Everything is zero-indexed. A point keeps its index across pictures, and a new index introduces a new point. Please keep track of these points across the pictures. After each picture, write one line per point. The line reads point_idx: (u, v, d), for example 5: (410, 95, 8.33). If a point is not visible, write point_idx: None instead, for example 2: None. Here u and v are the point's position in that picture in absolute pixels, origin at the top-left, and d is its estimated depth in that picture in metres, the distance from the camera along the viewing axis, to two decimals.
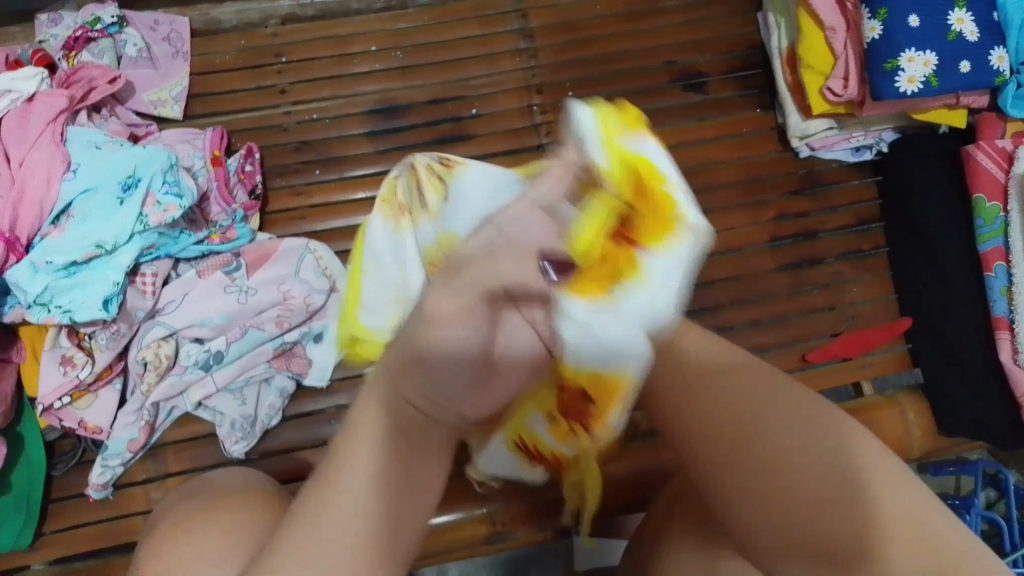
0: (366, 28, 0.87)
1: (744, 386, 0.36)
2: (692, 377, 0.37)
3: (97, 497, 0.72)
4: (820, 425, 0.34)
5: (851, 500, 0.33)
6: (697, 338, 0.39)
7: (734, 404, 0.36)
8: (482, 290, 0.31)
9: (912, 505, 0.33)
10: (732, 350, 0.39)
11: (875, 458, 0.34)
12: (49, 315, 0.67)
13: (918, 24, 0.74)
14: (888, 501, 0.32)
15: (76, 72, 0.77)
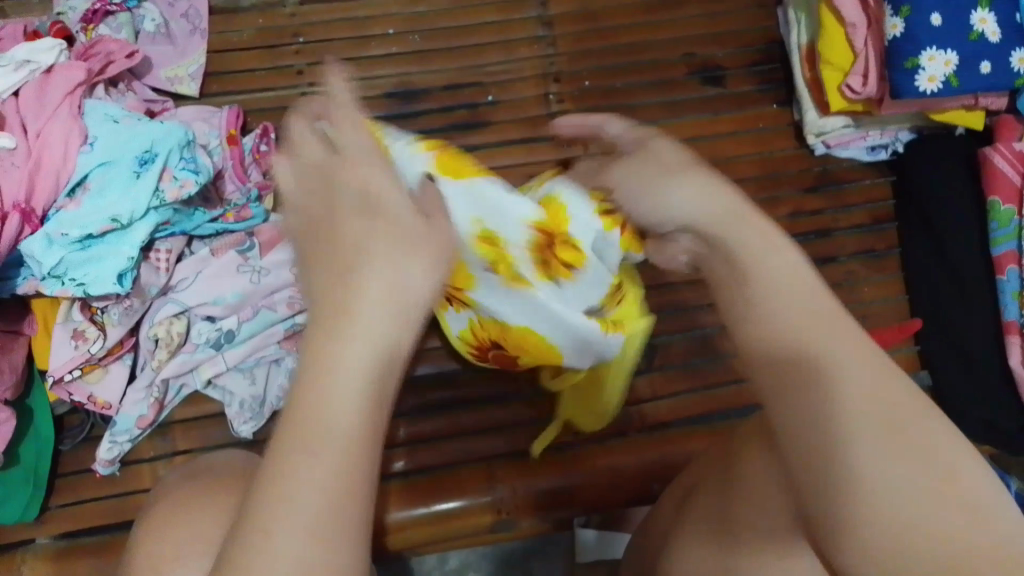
0: (385, 11, 0.87)
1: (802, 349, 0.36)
2: (770, 328, 0.38)
3: (104, 472, 0.71)
4: (845, 386, 0.35)
5: (859, 473, 0.33)
6: (775, 287, 0.38)
7: (796, 339, 0.37)
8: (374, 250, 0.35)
9: (930, 479, 0.32)
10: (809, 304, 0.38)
11: (911, 424, 0.34)
12: (63, 287, 0.68)
13: (940, 22, 0.74)
14: (886, 464, 0.33)
15: (94, 45, 0.77)
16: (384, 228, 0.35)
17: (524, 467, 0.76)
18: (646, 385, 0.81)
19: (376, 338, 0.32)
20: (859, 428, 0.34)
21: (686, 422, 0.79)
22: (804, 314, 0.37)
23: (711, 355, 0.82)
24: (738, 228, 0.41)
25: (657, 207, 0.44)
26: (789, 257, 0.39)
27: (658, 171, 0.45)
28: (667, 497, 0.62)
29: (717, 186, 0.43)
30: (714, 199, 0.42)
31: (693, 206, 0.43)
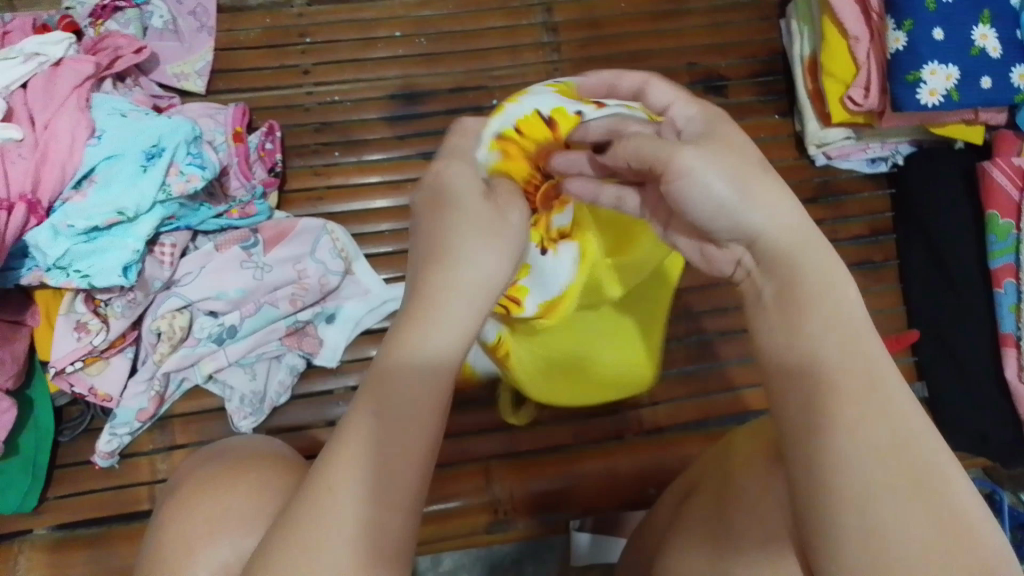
0: (391, 13, 0.88)
1: (820, 373, 0.36)
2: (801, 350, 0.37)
3: (103, 465, 0.72)
4: (854, 409, 0.35)
5: (859, 501, 0.34)
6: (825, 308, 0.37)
7: (821, 360, 0.36)
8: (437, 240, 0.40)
9: (927, 521, 0.33)
10: (855, 331, 0.37)
11: (920, 466, 0.34)
12: (67, 279, 0.68)
13: (942, 37, 0.75)
14: (869, 497, 0.34)
15: (103, 40, 0.78)
16: (462, 214, 0.40)
17: (520, 468, 0.76)
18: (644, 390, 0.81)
19: (435, 337, 0.37)
20: (867, 457, 0.34)
21: (682, 427, 0.80)
22: (840, 338, 0.37)
23: (708, 361, 0.82)
24: (806, 252, 0.39)
25: (726, 205, 0.39)
26: (838, 284, 0.38)
27: (735, 175, 0.39)
28: (663, 503, 0.63)
29: (784, 198, 0.39)
30: (788, 211, 0.39)
31: (779, 220, 0.39)
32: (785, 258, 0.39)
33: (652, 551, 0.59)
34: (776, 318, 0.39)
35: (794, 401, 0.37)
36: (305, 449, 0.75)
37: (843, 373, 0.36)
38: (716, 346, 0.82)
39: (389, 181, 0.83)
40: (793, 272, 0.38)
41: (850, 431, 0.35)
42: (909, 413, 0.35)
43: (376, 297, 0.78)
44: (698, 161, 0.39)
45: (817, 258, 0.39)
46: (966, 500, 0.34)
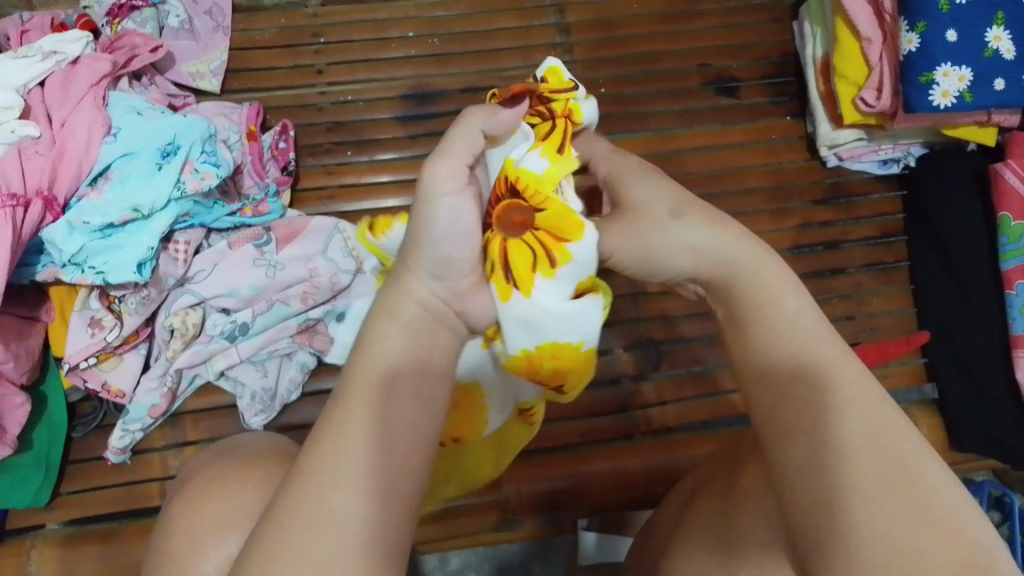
0: (405, 14, 0.88)
1: (798, 371, 0.37)
2: (781, 353, 0.38)
3: (115, 461, 0.72)
4: (829, 403, 0.35)
5: (839, 495, 0.33)
6: (785, 310, 0.39)
7: (803, 359, 0.37)
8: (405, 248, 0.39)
9: (907, 507, 0.32)
10: (823, 335, 0.38)
11: (893, 453, 0.34)
12: (83, 275, 0.68)
13: (955, 38, 0.75)
14: (856, 483, 0.33)
15: (119, 39, 0.79)
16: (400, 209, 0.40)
17: (529, 467, 0.76)
18: (653, 390, 0.81)
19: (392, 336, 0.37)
20: (839, 450, 0.34)
21: (692, 428, 0.80)
22: (793, 341, 0.38)
23: (717, 361, 0.82)
24: (766, 268, 0.41)
25: (649, 259, 0.43)
26: (784, 292, 0.40)
27: (650, 220, 0.43)
28: (670, 502, 0.63)
29: (713, 224, 0.42)
30: (708, 229, 0.42)
31: (680, 252, 0.42)
32: (728, 275, 0.41)
33: (657, 549, 0.59)
34: (735, 337, 0.41)
35: (766, 410, 0.38)
36: None
37: (800, 376, 0.37)
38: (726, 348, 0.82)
39: (401, 180, 0.83)
40: (736, 290, 0.41)
41: (828, 425, 0.35)
42: (873, 404, 0.35)
43: None
44: (625, 239, 0.43)
45: (749, 259, 0.41)
46: (941, 480, 0.34)
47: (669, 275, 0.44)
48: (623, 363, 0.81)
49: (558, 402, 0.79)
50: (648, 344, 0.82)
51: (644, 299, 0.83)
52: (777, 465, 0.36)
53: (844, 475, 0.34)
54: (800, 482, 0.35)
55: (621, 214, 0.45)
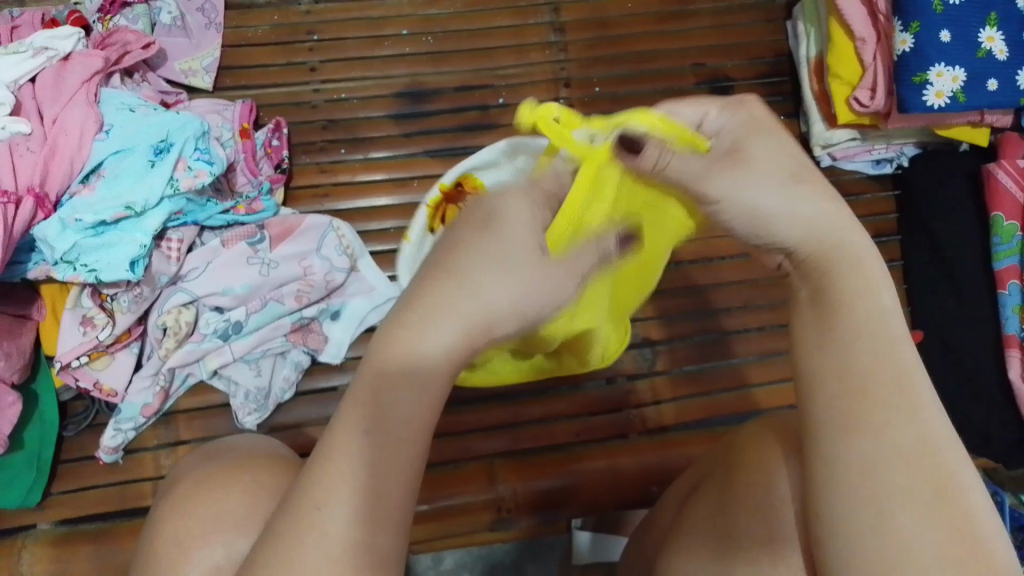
0: (399, 12, 0.88)
1: (855, 380, 0.36)
2: (834, 357, 0.37)
3: (107, 460, 0.72)
4: (878, 414, 0.35)
5: (859, 503, 0.34)
6: (862, 311, 0.37)
7: (862, 366, 0.36)
8: (473, 245, 0.38)
9: (939, 521, 0.33)
10: (893, 345, 0.36)
11: (939, 474, 0.34)
12: (74, 273, 0.68)
13: (949, 39, 0.75)
14: (877, 499, 0.34)
15: (112, 35, 0.79)
16: (481, 241, 0.38)
17: (522, 467, 0.76)
18: (646, 389, 0.80)
19: (445, 337, 0.36)
20: (887, 462, 0.34)
21: (683, 428, 0.80)
22: (873, 342, 0.36)
23: (710, 361, 0.82)
24: (854, 255, 0.38)
25: (761, 220, 0.38)
26: (876, 285, 0.37)
27: (774, 184, 0.38)
28: (666, 499, 0.63)
29: (836, 204, 0.38)
30: (823, 207, 0.38)
31: (803, 218, 0.38)
32: (823, 261, 0.38)
33: (654, 543, 0.59)
34: (803, 317, 0.39)
35: (825, 395, 0.36)
36: (306, 446, 0.74)
37: (871, 378, 0.36)
38: (721, 347, 0.82)
39: (395, 179, 0.83)
40: (830, 274, 0.38)
41: (866, 438, 0.35)
42: (938, 424, 0.35)
43: (380, 295, 0.78)
44: (739, 185, 0.38)
45: (852, 250, 0.38)
46: (976, 501, 0.34)
47: (766, 240, 0.39)
48: (617, 362, 0.81)
49: (553, 402, 0.79)
50: (641, 343, 0.82)
51: None
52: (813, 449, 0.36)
53: (880, 483, 0.34)
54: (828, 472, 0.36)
55: (738, 158, 0.38)
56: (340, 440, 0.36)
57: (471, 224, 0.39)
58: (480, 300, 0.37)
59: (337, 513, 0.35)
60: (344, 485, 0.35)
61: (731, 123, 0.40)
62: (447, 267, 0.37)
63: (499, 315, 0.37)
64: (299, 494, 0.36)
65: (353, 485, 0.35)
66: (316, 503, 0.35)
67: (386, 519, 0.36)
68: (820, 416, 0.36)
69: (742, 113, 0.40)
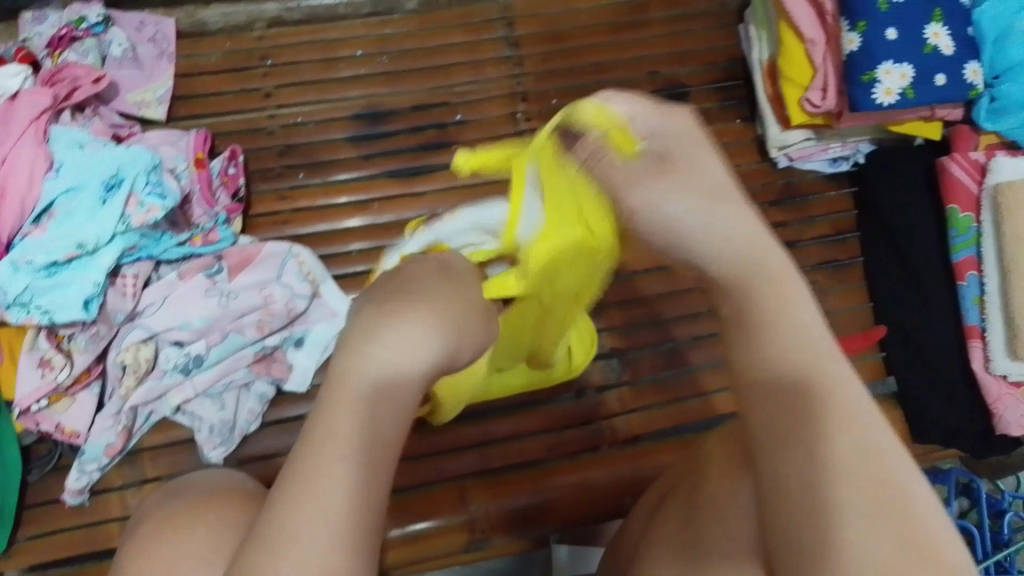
0: (353, 33, 0.88)
1: (789, 395, 0.37)
2: (769, 372, 0.38)
3: (72, 503, 0.71)
4: (811, 425, 0.36)
5: (810, 516, 0.34)
6: (789, 326, 0.38)
7: (795, 379, 0.37)
8: (414, 287, 0.39)
9: (885, 523, 0.33)
10: (821, 358, 0.37)
11: (881, 478, 0.34)
12: (28, 315, 0.67)
13: (896, 37, 0.76)
14: (827, 509, 0.34)
15: (61, 71, 0.76)
16: (430, 282, 0.40)
17: (495, 485, 0.76)
18: (616, 399, 0.80)
19: (402, 353, 0.36)
20: (830, 472, 0.35)
21: (656, 436, 0.80)
22: (801, 356, 0.37)
23: (680, 367, 0.82)
24: (779, 270, 0.39)
25: (671, 232, 0.41)
26: (794, 299, 0.39)
27: (691, 200, 0.40)
28: (639, 508, 0.63)
29: (752, 222, 0.40)
30: (741, 223, 0.40)
31: (722, 232, 0.40)
32: (740, 281, 0.40)
33: (628, 552, 0.59)
34: (734, 338, 0.40)
35: (762, 413, 0.37)
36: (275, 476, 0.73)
37: (801, 391, 0.37)
38: (692, 352, 0.83)
39: (357, 202, 0.83)
40: (750, 293, 0.39)
41: (806, 449, 0.35)
42: (877, 430, 0.36)
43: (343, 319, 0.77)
44: (654, 194, 0.41)
45: (771, 267, 0.39)
46: (924, 500, 0.34)
47: (686, 255, 0.41)
48: (586, 374, 0.81)
49: (524, 418, 0.79)
50: (609, 353, 0.81)
51: (603, 309, 0.83)
52: (759, 466, 0.37)
53: (827, 493, 0.34)
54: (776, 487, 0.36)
55: (663, 169, 0.41)
56: (308, 470, 0.34)
57: (432, 263, 0.42)
58: (448, 322, 0.38)
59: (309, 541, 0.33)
60: (318, 514, 0.33)
61: (665, 127, 0.42)
62: (389, 294, 0.38)
63: (461, 339, 0.38)
64: (268, 525, 0.34)
65: (326, 512, 0.33)
66: (292, 533, 0.33)
67: (358, 549, 0.34)
68: (763, 434, 0.37)
69: (678, 124, 0.42)
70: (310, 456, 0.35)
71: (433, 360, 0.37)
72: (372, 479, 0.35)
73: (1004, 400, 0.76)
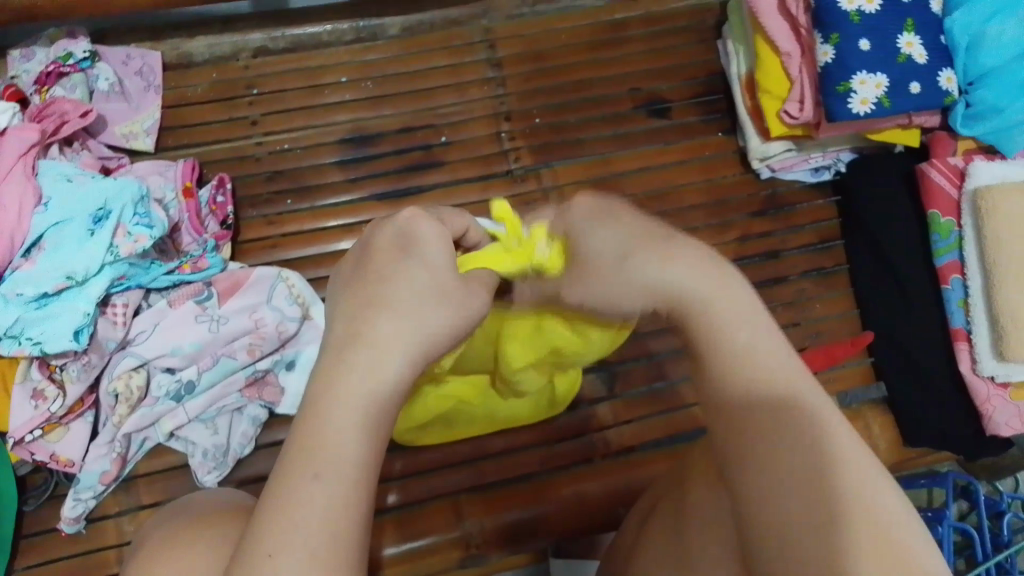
0: (337, 60, 0.89)
1: (750, 408, 0.37)
2: (729, 391, 0.38)
3: (69, 531, 0.71)
4: (774, 434, 0.36)
5: (783, 526, 0.34)
6: (744, 340, 0.39)
7: (754, 391, 0.37)
8: (388, 289, 0.39)
9: (858, 528, 0.33)
10: (776, 369, 0.38)
11: (848, 481, 0.34)
12: (20, 346, 0.68)
13: (869, 48, 0.77)
14: (799, 516, 0.34)
15: (48, 106, 0.77)
16: (411, 277, 0.40)
17: (489, 501, 0.76)
18: (609, 412, 0.81)
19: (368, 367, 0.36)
20: (798, 480, 0.34)
21: (649, 448, 0.80)
22: (756, 368, 0.38)
23: (670, 378, 0.83)
24: (726, 293, 0.40)
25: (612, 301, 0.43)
26: (740, 318, 0.39)
27: (610, 263, 0.41)
28: (630, 518, 0.63)
29: (695, 259, 0.41)
30: (686, 268, 0.40)
31: (655, 280, 0.40)
32: (685, 307, 0.40)
33: (619, 564, 0.59)
34: (694, 362, 0.40)
35: (726, 429, 0.37)
36: None
37: (761, 401, 0.37)
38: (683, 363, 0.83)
39: (346, 225, 0.84)
40: (695, 316, 0.40)
41: (772, 459, 0.35)
42: (839, 434, 0.36)
43: None
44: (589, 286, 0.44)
45: (704, 296, 0.40)
46: (894, 504, 0.34)
47: (630, 307, 0.43)
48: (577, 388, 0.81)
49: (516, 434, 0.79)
50: (599, 367, 0.82)
51: None
52: (731, 487, 0.36)
53: (797, 500, 0.34)
54: (755, 502, 0.35)
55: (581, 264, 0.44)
56: (287, 489, 0.33)
57: (390, 232, 0.42)
58: (413, 336, 0.38)
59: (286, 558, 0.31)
60: (294, 531, 0.32)
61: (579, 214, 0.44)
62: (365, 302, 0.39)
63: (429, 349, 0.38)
64: (249, 544, 0.32)
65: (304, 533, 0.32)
66: (267, 550, 0.31)
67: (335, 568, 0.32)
68: (729, 449, 0.37)
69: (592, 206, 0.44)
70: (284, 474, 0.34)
71: (401, 370, 0.37)
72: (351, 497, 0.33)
73: (993, 401, 0.76)
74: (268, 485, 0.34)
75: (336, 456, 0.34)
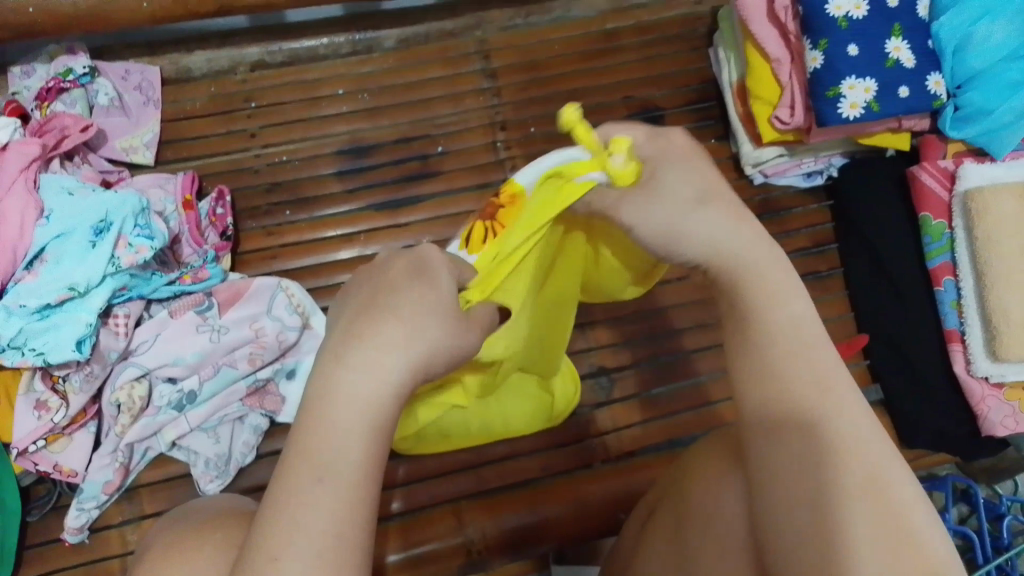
0: (334, 72, 0.90)
1: (782, 385, 0.40)
2: (763, 363, 0.41)
3: (73, 541, 0.71)
4: (801, 412, 0.39)
5: (802, 498, 0.38)
6: (782, 314, 0.42)
7: (786, 368, 0.41)
8: (386, 305, 0.38)
9: (871, 509, 0.36)
10: (809, 351, 0.41)
11: (867, 465, 0.37)
12: (23, 357, 0.69)
13: (858, 53, 0.78)
14: (816, 489, 0.38)
15: (49, 121, 0.79)
16: (408, 294, 0.39)
17: (490, 507, 0.77)
18: (607, 417, 0.82)
19: (373, 367, 0.36)
20: (818, 458, 0.38)
21: (648, 452, 0.81)
22: (791, 347, 0.41)
23: (667, 383, 0.83)
24: (769, 271, 0.43)
25: (670, 237, 0.44)
26: (781, 301, 0.42)
27: (677, 206, 0.44)
28: (631, 522, 0.63)
29: (748, 234, 0.44)
30: (730, 225, 0.44)
31: (704, 237, 0.44)
32: (731, 276, 0.43)
33: (620, 566, 0.60)
34: (731, 335, 0.44)
35: (756, 402, 0.41)
36: None
37: (794, 380, 0.40)
38: (680, 368, 0.84)
39: (344, 234, 0.85)
40: (741, 293, 0.43)
41: (798, 436, 0.39)
42: (863, 421, 0.39)
43: None
44: (649, 208, 0.44)
45: (757, 266, 0.43)
46: (909, 491, 0.37)
47: (680, 256, 0.45)
48: None
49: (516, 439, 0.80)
50: (597, 372, 0.83)
51: (590, 329, 0.84)
52: (754, 457, 0.40)
53: (817, 477, 0.38)
54: (777, 485, 0.39)
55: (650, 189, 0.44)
56: (287, 490, 0.34)
57: (403, 263, 0.41)
58: (421, 335, 0.38)
59: (294, 556, 0.32)
60: (297, 533, 0.32)
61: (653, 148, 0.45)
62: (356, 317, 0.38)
63: (437, 349, 0.38)
64: (251, 550, 0.33)
65: (307, 536, 0.32)
66: (272, 553, 0.32)
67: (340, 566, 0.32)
68: (756, 423, 0.41)
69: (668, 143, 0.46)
70: (287, 476, 0.34)
71: (399, 377, 0.37)
72: (355, 495, 0.34)
73: (987, 401, 0.77)
74: (268, 489, 0.35)
75: (341, 454, 0.34)
